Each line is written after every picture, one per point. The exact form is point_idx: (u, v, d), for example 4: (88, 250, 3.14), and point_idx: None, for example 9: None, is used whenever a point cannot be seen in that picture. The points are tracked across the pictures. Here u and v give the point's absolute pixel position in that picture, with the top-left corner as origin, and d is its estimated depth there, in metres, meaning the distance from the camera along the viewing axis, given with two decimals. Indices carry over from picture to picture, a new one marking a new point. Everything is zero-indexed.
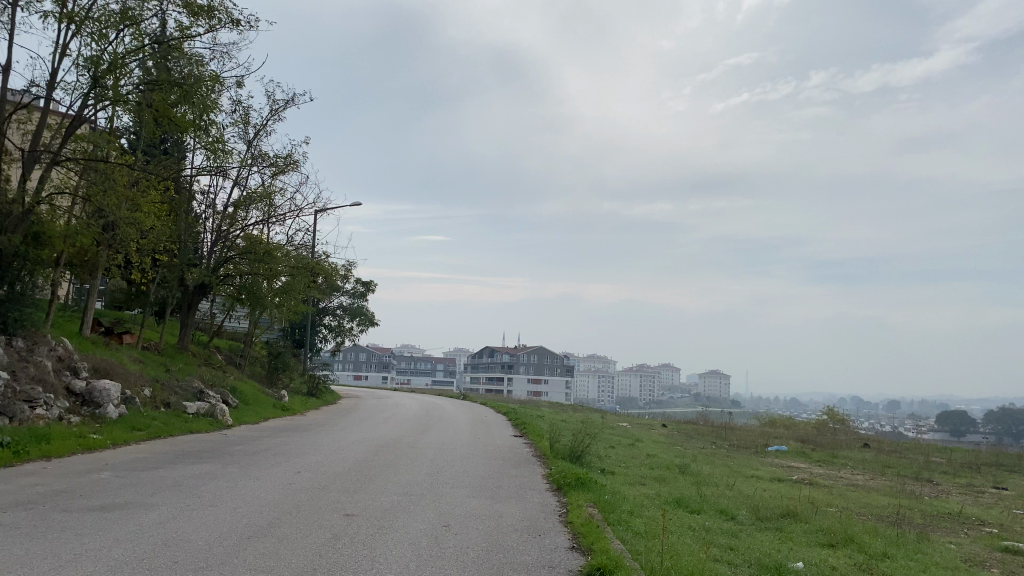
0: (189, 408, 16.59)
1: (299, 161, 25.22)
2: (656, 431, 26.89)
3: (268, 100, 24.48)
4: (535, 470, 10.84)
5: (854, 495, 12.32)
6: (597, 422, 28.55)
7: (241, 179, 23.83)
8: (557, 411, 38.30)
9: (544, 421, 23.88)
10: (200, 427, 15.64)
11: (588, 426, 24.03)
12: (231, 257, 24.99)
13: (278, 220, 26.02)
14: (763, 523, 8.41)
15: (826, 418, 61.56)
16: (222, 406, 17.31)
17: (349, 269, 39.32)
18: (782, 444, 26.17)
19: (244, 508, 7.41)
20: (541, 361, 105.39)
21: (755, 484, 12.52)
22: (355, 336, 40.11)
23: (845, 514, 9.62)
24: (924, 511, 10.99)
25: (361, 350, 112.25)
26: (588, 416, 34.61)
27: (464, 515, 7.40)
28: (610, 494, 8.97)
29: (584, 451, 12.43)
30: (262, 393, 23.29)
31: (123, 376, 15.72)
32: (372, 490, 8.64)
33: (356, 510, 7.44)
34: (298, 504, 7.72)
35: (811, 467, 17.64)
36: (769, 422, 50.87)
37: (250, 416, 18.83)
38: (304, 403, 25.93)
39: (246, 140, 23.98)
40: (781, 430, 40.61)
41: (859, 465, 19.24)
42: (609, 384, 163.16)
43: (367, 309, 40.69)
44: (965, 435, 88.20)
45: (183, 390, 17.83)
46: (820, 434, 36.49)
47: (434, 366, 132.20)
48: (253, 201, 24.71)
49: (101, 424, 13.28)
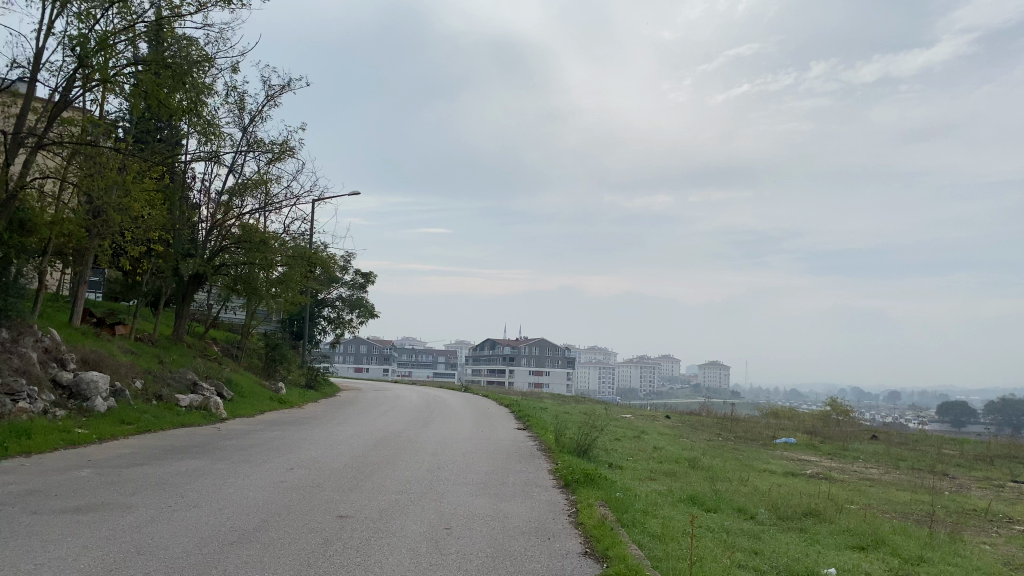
0: (181, 400, 16.07)
1: (295, 148, 24.68)
2: (661, 424, 26.38)
3: (264, 86, 23.92)
4: (541, 465, 10.31)
5: (872, 491, 11.81)
6: (600, 414, 28.04)
7: (236, 166, 23.26)
8: (559, 403, 37.80)
9: (547, 413, 23.37)
10: (192, 421, 15.11)
11: (593, 419, 23.52)
12: (227, 246, 24.45)
13: (275, 209, 25.47)
14: (785, 523, 7.90)
15: (830, 408, 61.06)
16: (216, 399, 16.78)
17: (349, 260, 38.78)
18: (789, 436, 25.70)
19: (230, 509, 6.89)
20: (542, 353, 104.97)
21: (770, 479, 12.01)
22: (355, 328, 39.56)
23: (869, 512, 9.11)
24: (949, 507, 10.49)
25: (362, 342, 111.80)
26: (591, 408, 34.10)
27: (467, 516, 6.88)
28: (622, 491, 8.43)
29: (590, 445, 11.89)
30: (258, 385, 22.79)
31: (113, 367, 15.19)
32: (369, 488, 8.14)
33: (351, 511, 6.90)
34: (288, 504, 7.20)
35: (823, 460, 17.12)
36: (771, 413, 50.47)
37: (245, 408, 18.31)
38: (302, 395, 25.42)
39: (241, 127, 23.42)
40: (786, 422, 40.07)
41: (871, 458, 18.75)
42: (610, 375, 162.78)
43: (367, 301, 40.13)
44: (967, 426, 87.76)
45: (176, 382, 17.32)
46: (826, 426, 35.97)
47: (435, 359, 131.51)
48: (248, 189, 24.18)
49: (88, 418, 12.76)
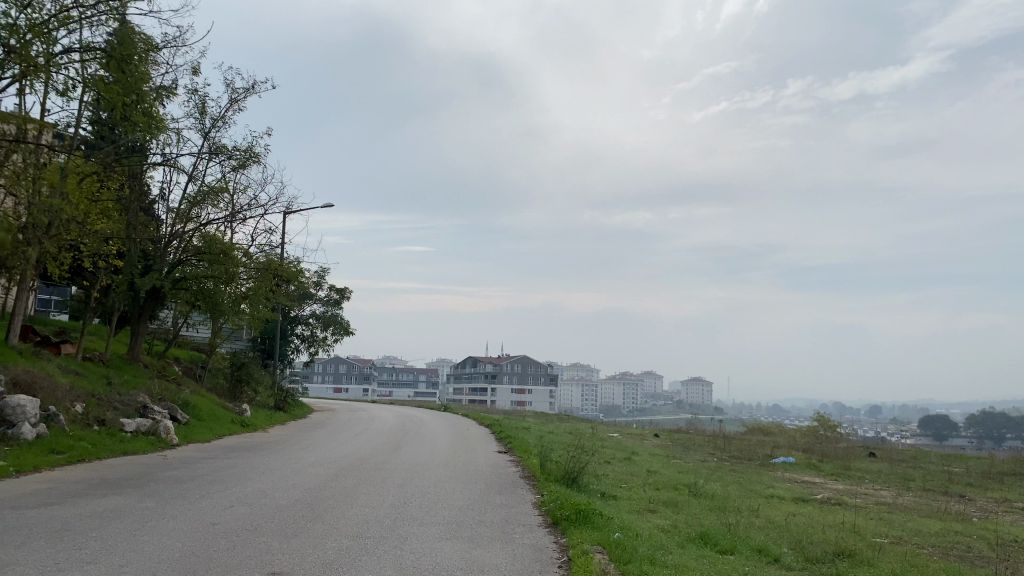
0: (127, 425, 14.50)
1: (261, 155, 23.35)
2: (651, 443, 25.05)
3: (227, 88, 22.60)
4: (525, 498, 8.95)
5: (896, 520, 10.56)
6: (587, 434, 26.72)
7: (197, 173, 21.82)
8: (543, 422, 36.40)
9: (531, 434, 22.01)
10: (137, 449, 13.56)
11: (578, 439, 22.17)
12: (187, 258, 22.93)
13: (240, 219, 24.02)
14: (815, 568, 6.61)
15: (816, 424, 59.93)
16: (166, 423, 15.24)
17: (323, 273, 37.36)
18: (786, 454, 24.45)
19: (132, 567, 5.47)
20: (524, 371, 103.46)
21: (781, 507, 10.72)
22: (330, 346, 37.96)
23: (904, 550, 7.85)
24: (986, 539, 9.28)
25: (342, 362, 109.81)
26: (577, 427, 32.70)
27: (431, 571, 5.52)
28: (623, 532, 7.07)
29: (581, 471, 10.54)
30: (220, 407, 21.24)
31: (48, 390, 13.61)
32: (316, 532, 6.76)
33: (287, 567, 5.52)
34: (211, 556, 5.82)
35: (828, 482, 15.87)
36: (759, 430, 49.21)
37: (201, 433, 16.77)
38: (269, 418, 23.87)
39: (202, 131, 22.07)
40: (776, 438, 38.86)
41: (877, 478, 17.57)
42: (593, 393, 161.40)
43: (341, 318, 38.59)
44: (950, 440, 87.24)
45: (125, 405, 15.78)
46: (817, 442, 34.80)
47: (416, 377, 129.35)
48: (209, 198, 22.76)
49: (9, 447, 11.15)
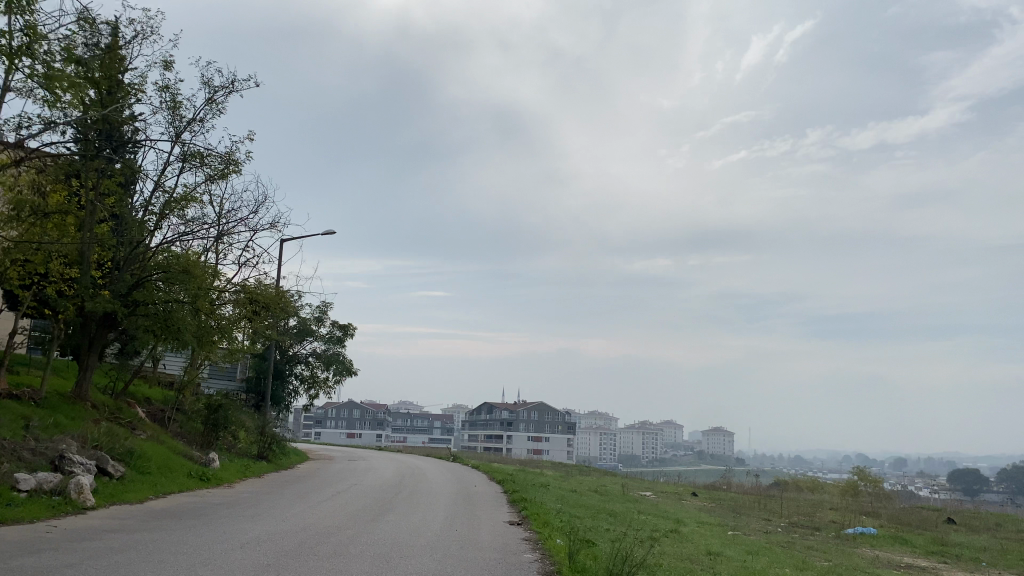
0: (23, 483, 11.00)
1: (240, 166, 20.23)
2: (691, 506, 21.17)
3: (205, 86, 19.60)
4: None
5: None
6: (615, 493, 22.98)
7: (162, 179, 18.78)
8: (562, 477, 32.50)
9: (549, 494, 18.36)
10: (24, 516, 10.05)
11: (606, 502, 18.41)
12: (149, 276, 19.59)
13: (216, 235, 20.77)
14: None
15: (853, 478, 54.99)
16: (80, 479, 11.74)
17: (324, 307, 34.13)
18: (852, 522, 20.46)
19: None
20: (541, 419, 99.40)
21: None
22: (331, 389, 34.35)
23: None
24: None
25: (355, 407, 106.05)
26: (601, 483, 28.79)
27: None
28: None
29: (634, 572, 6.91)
30: (177, 457, 17.65)
31: None
32: None
33: None
34: None
35: (943, 568, 12.08)
36: (790, 486, 44.79)
37: (136, 492, 13.27)
38: (242, 470, 20.27)
39: (172, 132, 19.11)
40: (819, 497, 34.52)
41: (995, 560, 13.68)
42: (611, 441, 156.53)
43: (344, 357, 35.09)
44: (986, 494, 81.55)
45: (33, 456, 12.27)
46: (870, 503, 30.51)
47: (431, 424, 125.19)
48: (176, 210, 19.64)
49: None
